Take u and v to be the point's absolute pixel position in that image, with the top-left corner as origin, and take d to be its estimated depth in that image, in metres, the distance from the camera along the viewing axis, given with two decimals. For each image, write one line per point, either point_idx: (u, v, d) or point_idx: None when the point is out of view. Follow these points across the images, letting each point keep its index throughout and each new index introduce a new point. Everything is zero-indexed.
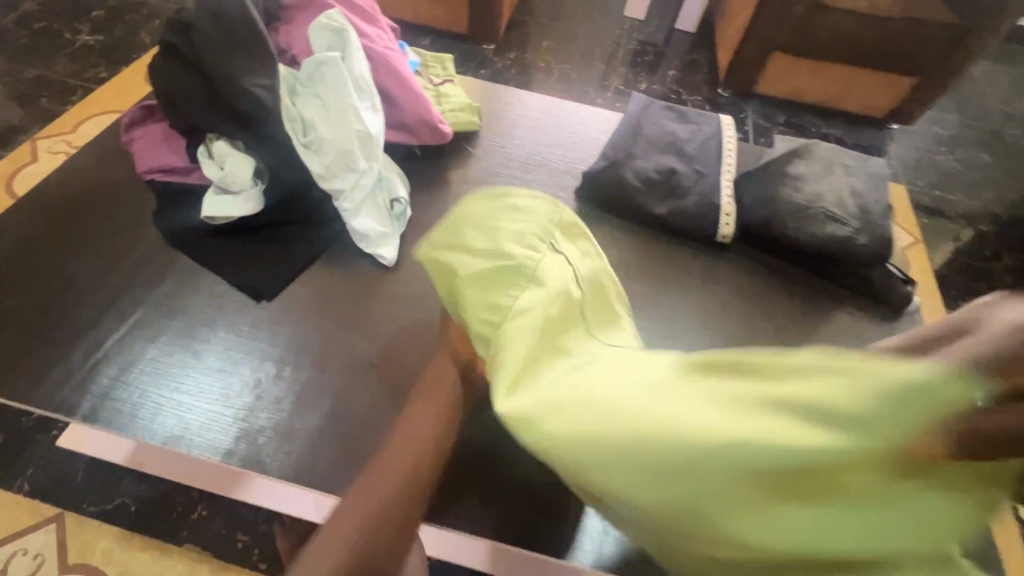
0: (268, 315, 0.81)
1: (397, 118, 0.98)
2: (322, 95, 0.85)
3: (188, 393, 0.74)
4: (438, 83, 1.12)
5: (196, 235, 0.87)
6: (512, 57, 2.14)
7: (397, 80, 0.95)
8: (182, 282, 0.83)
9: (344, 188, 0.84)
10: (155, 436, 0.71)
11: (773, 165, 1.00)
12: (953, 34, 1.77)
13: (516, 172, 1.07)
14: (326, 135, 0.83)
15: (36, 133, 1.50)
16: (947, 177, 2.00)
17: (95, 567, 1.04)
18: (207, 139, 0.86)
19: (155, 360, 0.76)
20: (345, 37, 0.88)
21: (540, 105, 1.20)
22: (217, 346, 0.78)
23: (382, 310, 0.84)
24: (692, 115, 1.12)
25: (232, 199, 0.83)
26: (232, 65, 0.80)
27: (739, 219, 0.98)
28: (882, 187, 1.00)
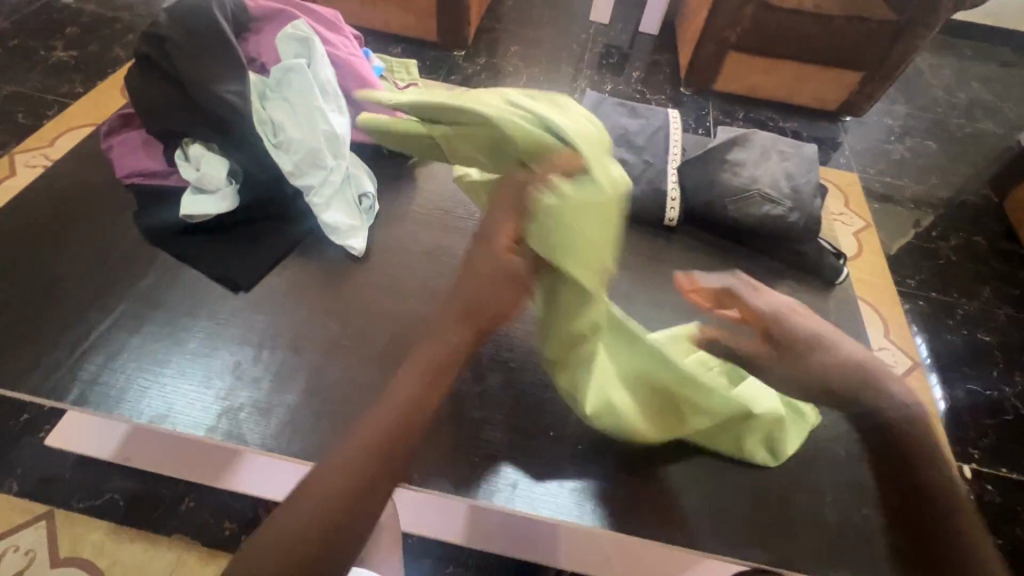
0: (246, 304, 0.88)
1: (363, 120, 1.04)
2: (290, 99, 0.92)
3: (173, 375, 0.79)
4: (403, 87, 1.19)
5: (175, 234, 0.92)
6: (482, 62, 2.22)
7: (362, 85, 1.02)
8: (162, 276, 0.89)
9: (314, 183, 0.91)
10: (141, 415, 0.76)
11: (714, 151, 1.08)
12: (891, 30, 1.89)
13: None
14: (294, 135, 0.90)
15: (14, 147, 1.53)
16: (898, 163, 2.07)
17: (84, 559, 1.07)
18: (183, 143, 0.91)
19: (140, 348, 0.82)
20: (310, 46, 0.95)
21: None
22: (199, 333, 0.84)
23: (353, 297, 0.90)
24: (641, 110, 1.21)
25: (208, 197, 0.89)
26: (205, 73, 0.86)
27: (683, 203, 1.06)
28: (814, 170, 1.09)
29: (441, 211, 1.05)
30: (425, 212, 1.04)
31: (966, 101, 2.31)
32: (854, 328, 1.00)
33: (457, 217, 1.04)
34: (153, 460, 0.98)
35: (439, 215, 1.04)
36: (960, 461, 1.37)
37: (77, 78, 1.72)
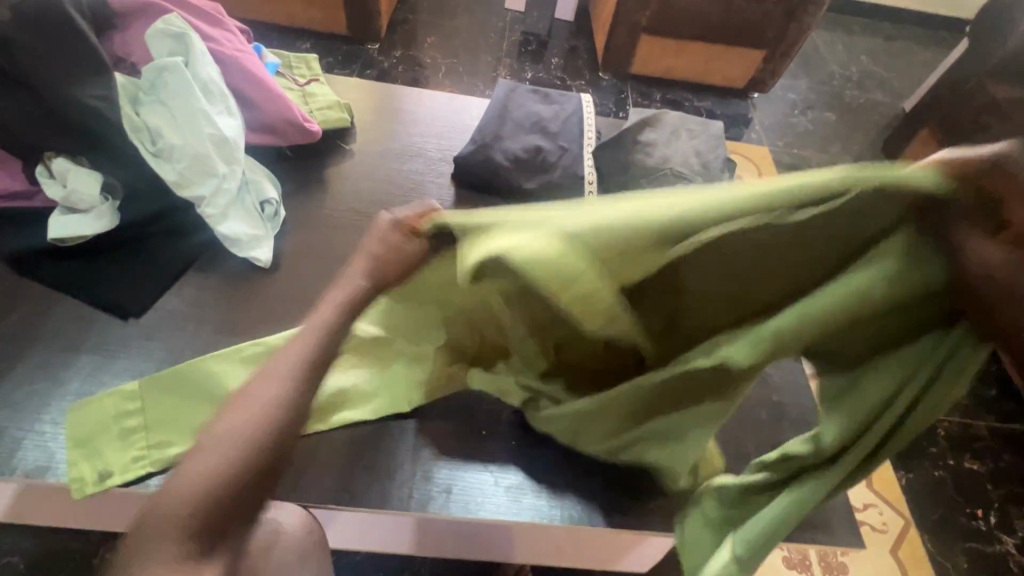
0: (138, 331, 0.80)
1: (260, 121, 0.97)
2: (167, 102, 0.83)
3: (51, 420, 0.71)
4: (303, 83, 1.11)
5: (46, 259, 0.82)
6: (398, 55, 2.14)
7: (253, 82, 0.94)
8: (32, 312, 0.79)
9: (205, 194, 0.83)
10: (14, 470, 0.67)
11: (627, 134, 1.09)
12: (789, 8, 1.98)
13: (392, 164, 1.09)
14: (175, 142, 0.82)
15: None
16: (804, 135, 2.19)
17: None
18: (45, 157, 0.81)
19: (10, 392, 0.73)
20: (186, 42, 0.86)
21: (411, 96, 1.22)
22: (80, 370, 0.75)
23: (260, 310, 0.84)
24: (555, 96, 1.20)
25: (81, 218, 0.80)
26: (60, 74, 0.76)
27: (601, 186, 1.07)
28: (722, 146, 1.12)
29: (355, 213, 0.99)
30: (338, 215, 0.98)
31: (858, 74, 2.49)
32: None
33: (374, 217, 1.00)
34: (45, 511, 0.86)
35: (354, 216, 0.99)
36: None
37: None
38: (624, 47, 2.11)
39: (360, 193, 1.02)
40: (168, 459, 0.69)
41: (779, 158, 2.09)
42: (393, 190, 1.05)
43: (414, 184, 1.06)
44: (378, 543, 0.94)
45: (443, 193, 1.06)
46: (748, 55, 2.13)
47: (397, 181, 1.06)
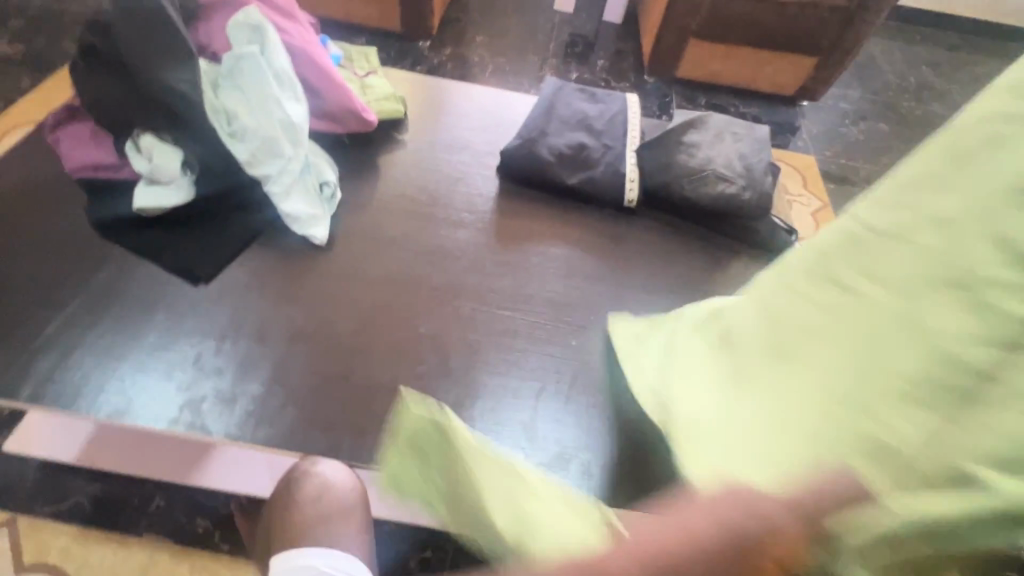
0: (207, 296, 0.87)
1: (322, 108, 1.04)
2: (243, 88, 0.90)
3: (130, 369, 0.79)
4: (363, 75, 1.18)
5: (129, 226, 0.90)
6: (447, 53, 2.21)
7: (318, 72, 1.01)
8: (115, 271, 0.87)
9: (272, 173, 0.90)
10: (99, 412, 0.76)
11: (671, 136, 1.12)
12: (844, 16, 1.95)
13: (442, 154, 1.14)
14: (249, 124, 0.88)
15: None
16: (854, 145, 2.14)
17: (51, 564, 1.06)
18: (134, 133, 0.89)
19: (93, 342, 0.81)
20: (263, 34, 0.93)
21: (461, 91, 1.27)
22: (154, 326, 0.83)
23: (316, 285, 0.91)
24: (601, 95, 1.23)
25: (164, 190, 0.88)
26: (152, 61, 0.84)
27: (642, 184, 1.09)
28: (767, 151, 1.13)
29: (405, 199, 1.05)
30: (389, 199, 1.04)
31: (915, 85, 2.40)
32: None
33: (423, 204, 1.05)
34: (115, 457, 1.10)
35: (403, 202, 1.04)
36: None
37: (16, 54, 1.66)
38: (673, 50, 2.11)
39: (409, 180, 1.08)
40: (237, 411, 0.78)
41: (825, 167, 2.04)
42: (441, 178, 1.10)
43: (461, 174, 1.11)
44: (406, 514, 0.97)
45: (488, 184, 1.11)
46: (799, 61, 2.09)
47: (446, 170, 1.12)
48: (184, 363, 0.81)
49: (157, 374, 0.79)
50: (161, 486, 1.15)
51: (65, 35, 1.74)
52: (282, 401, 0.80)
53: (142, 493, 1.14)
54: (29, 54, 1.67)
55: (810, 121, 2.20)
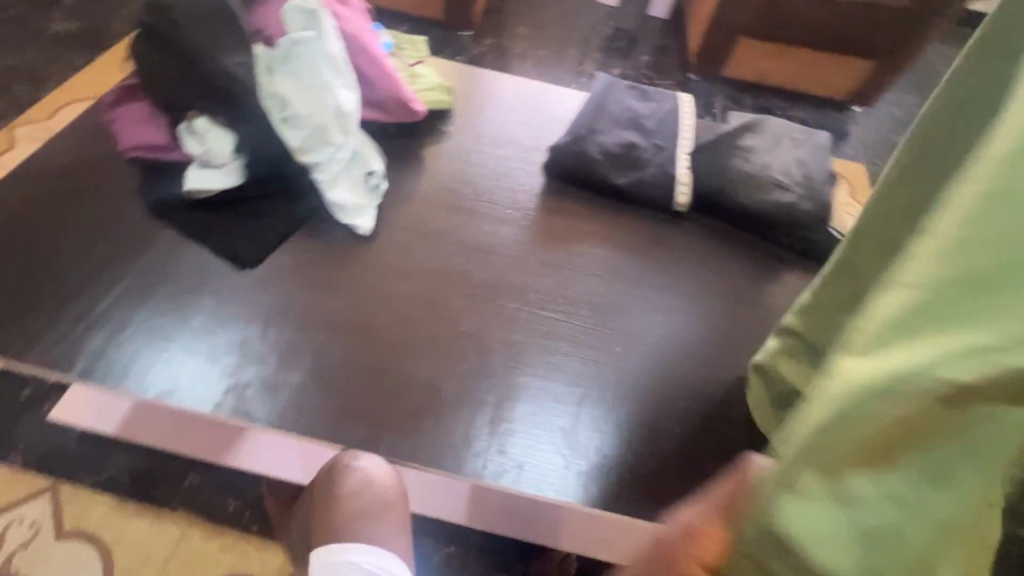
0: (252, 281, 0.87)
1: (371, 96, 1.03)
2: (296, 74, 0.89)
3: (177, 350, 0.80)
4: (411, 65, 1.17)
5: (179, 207, 0.91)
6: (489, 43, 2.17)
7: (370, 59, 1.00)
8: (166, 251, 0.88)
9: (321, 161, 0.90)
10: (147, 391, 0.77)
11: (726, 138, 1.08)
12: (907, 19, 1.85)
13: (488, 148, 1.12)
14: (301, 111, 0.88)
15: (12, 117, 1.49)
16: None
17: (91, 532, 1.09)
18: (187, 116, 0.90)
19: (142, 321, 0.82)
20: (317, 18, 0.92)
21: (508, 83, 1.25)
22: (202, 308, 0.84)
23: (359, 275, 0.90)
24: (653, 93, 1.19)
25: (216, 173, 0.89)
26: (211, 44, 0.85)
27: (693, 187, 1.05)
28: (827, 158, 1.08)
29: (449, 192, 1.03)
30: (433, 191, 1.03)
31: None
32: None
33: (467, 198, 1.03)
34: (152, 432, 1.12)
35: (448, 196, 1.03)
36: None
37: (72, 31, 1.70)
38: (722, 48, 2.04)
39: (454, 173, 1.06)
40: (279, 398, 0.78)
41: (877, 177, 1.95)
42: (486, 172, 1.08)
43: (506, 169, 1.09)
44: (434, 510, 0.97)
45: (533, 180, 1.08)
46: (855, 65, 2.00)
47: (491, 165, 1.09)
48: (229, 346, 0.81)
49: (203, 356, 0.80)
50: (195, 464, 1.17)
51: (119, 14, 1.77)
52: (322, 391, 0.80)
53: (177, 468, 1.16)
54: (84, 31, 1.70)
55: (863, 127, 2.10)
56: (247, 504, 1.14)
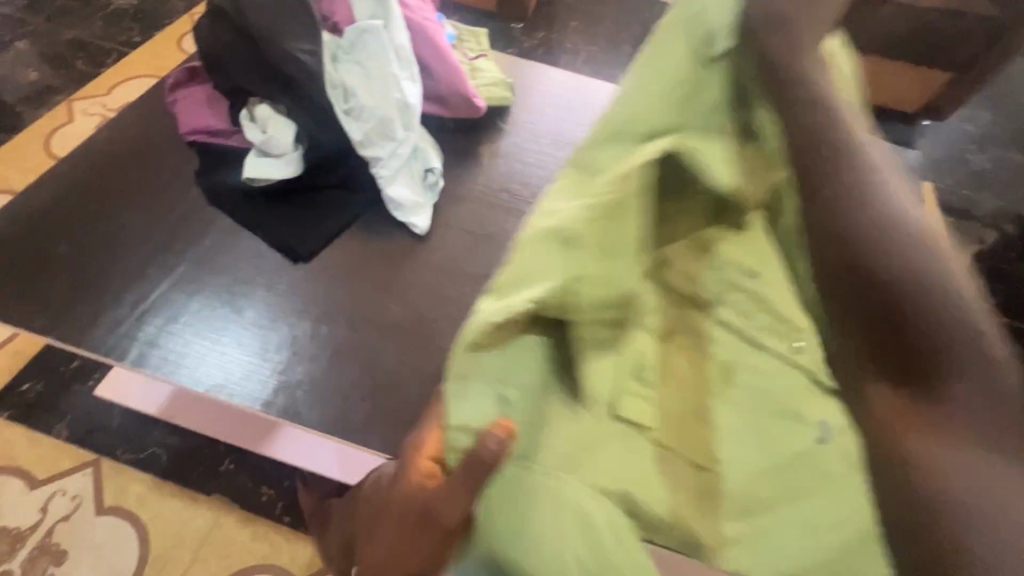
0: (305, 275, 0.85)
1: (433, 89, 0.99)
2: (363, 64, 0.86)
3: (229, 343, 0.78)
4: (473, 58, 1.13)
5: (235, 196, 0.89)
6: (541, 36, 2.11)
7: (435, 52, 0.97)
8: (220, 240, 0.87)
9: (382, 156, 0.87)
10: (198, 384, 0.75)
11: None
12: None
13: (547, 149, 1.07)
14: (366, 103, 0.85)
15: (72, 92, 1.50)
16: None
17: (128, 510, 1.10)
18: (250, 102, 0.88)
19: (196, 311, 0.81)
20: (387, 6, 0.89)
21: (570, 81, 1.19)
22: (256, 301, 0.82)
23: (412, 277, 0.87)
24: None
25: (273, 162, 0.87)
26: (279, 30, 0.83)
27: None
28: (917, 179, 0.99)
29: (507, 193, 0.99)
30: (491, 192, 0.99)
31: None
32: None
33: (524, 201, 0.99)
34: (193, 417, 1.16)
35: (505, 197, 0.99)
36: None
37: (131, 7, 1.71)
38: None
39: (512, 174, 1.02)
40: (329, 402, 0.76)
41: None
42: (545, 174, 1.03)
43: None
44: None
45: None
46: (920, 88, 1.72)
47: (550, 167, 1.05)
48: (280, 344, 0.79)
49: (254, 352, 0.78)
50: (231, 450, 1.17)
51: None
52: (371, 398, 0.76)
53: (214, 453, 1.16)
54: (142, 7, 1.71)
55: None
56: (281, 496, 1.14)
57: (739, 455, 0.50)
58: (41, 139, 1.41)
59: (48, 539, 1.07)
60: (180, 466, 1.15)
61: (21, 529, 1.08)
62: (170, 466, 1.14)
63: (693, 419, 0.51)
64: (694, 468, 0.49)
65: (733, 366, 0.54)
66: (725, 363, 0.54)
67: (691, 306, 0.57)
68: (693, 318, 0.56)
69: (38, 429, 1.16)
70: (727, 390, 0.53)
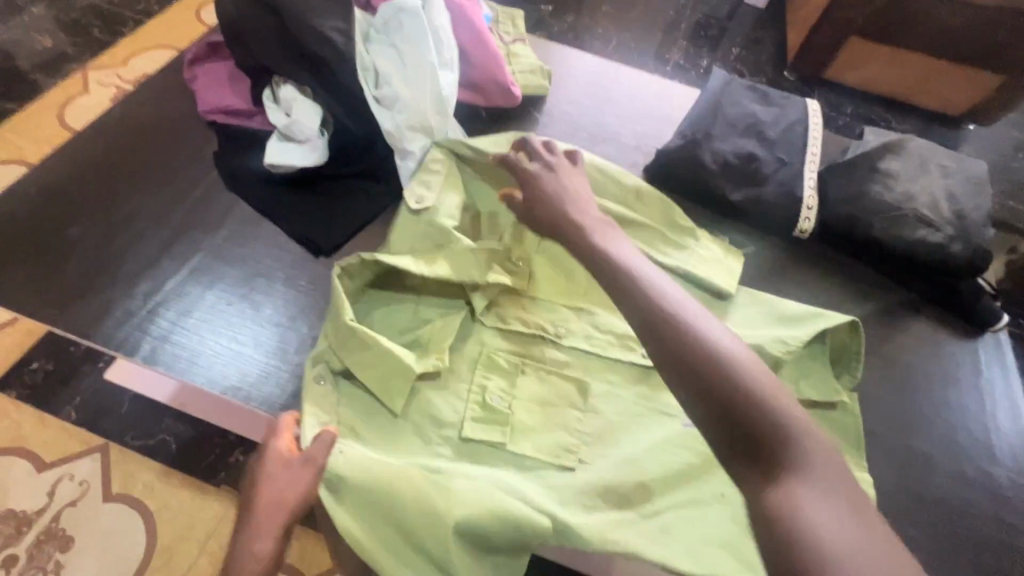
0: (326, 271, 0.80)
1: (468, 75, 0.93)
2: (397, 45, 0.80)
3: (246, 342, 0.74)
4: (509, 42, 1.06)
5: (255, 182, 0.84)
6: None
7: (473, 35, 0.90)
8: (238, 229, 0.82)
9: (412, 146, 0.81)
10: (213, 384, 0.71)
11: (863, 160, 0.93)
12: None
13: (585, 144, 1.01)
14: (399, 88, 0.79)
15: (87, 61, 1.45)
16: None
17: (136, 498, 1.07)
18: (273, 82, 0.83)
19: (212, 305, 0.76)
20: None
21: (610, 70, 1.12)
22: (274, 297, 0.78)
23: None
24: (776, 96, 1.03)
25: (297, 148, 0.81)
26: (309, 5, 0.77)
27: (821, 214, 0.91)
28: (985, 193, 0.91)
29: None
30: None
31: None
32: (1003, 389, 0.85)
33: None
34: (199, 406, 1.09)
35: None
36: None
37: None
38: None
39: None
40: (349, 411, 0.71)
41: None
42: None
43: None
44: None
45: None
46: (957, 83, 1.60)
47: None
48: (299, 344, 0.74)
49: (272, 352, 0.74)
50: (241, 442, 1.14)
51: None
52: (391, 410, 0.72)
53: (223, 444, 1.13)
54: None
55: None
56: None
57: (599, 461, 0.72)
58: (55, 110, 1.36)
59: (55, 524, 1.05)
60: (189, 455, 1.11)
61: (28, 513, 1.06)
62: (179, 455, 1.11)
63: (555, 424, 0.73)
64: (555, 463, 0.71)
65: (586, 386, 0.76)
66: (583, 386, 0.76)
67: (539, 340, 0.79)
68: (547, 349, 0.78)
69: (46, 410, 1.14)
70: (584, 411, 0.75)
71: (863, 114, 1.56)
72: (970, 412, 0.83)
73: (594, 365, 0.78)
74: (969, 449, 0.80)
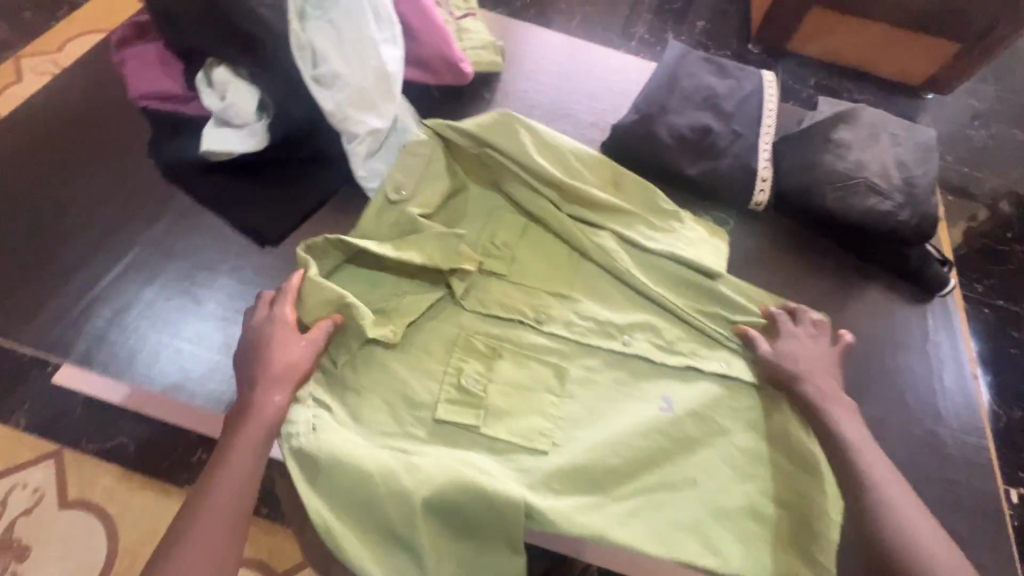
0: (273, 261, 0.77)
1: (415, 53, 0.90)
2: (335, 23, 0.76)
3: (188, 338, 0.71)
4: (459, 17, 1.02)
5: (193, 171, 0.80)
6: None
7: (417, 10, 0.87)
8: (177, 221, 0.78)
9: (357, 128, 0.77)
10: (154, 383, 0.69)
11: (816, 131, 0.93)
12: None
13: (539, 121, 0.99)
14: (339, 69, 0.75)
15: (18, 48, 1.36)
16: None
17: (94, 504, 1.04)
18: (206, 64, 0.78)
19: (151, 301, 0.73)
20: None
21: (564, 44, 1.09)
22: (218, 290, 0.75)
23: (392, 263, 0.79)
24: (732, 68, 1.02)
25: (233, 133, 0.76)
26: None
27: (775, 186, 0.91)
28: (934, 160, 0.93)
29: None
30: None
31: None
32: (951, 351, 0.88)
33: None
34: None
35: None
36: (1007, 485, 1.15)
37: None
38: None
39: None
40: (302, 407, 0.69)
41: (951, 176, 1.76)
42: None
43: None
44: None
45: None
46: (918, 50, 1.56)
47: None
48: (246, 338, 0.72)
49: (217, 348, 0.71)
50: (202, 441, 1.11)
51: None
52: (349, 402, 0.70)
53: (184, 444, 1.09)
54: None
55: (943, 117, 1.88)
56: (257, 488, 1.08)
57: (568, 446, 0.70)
58: None
59: (11, 534, 1.02)
60: (149, 457, 1.08)
61: None
62: (138, 458, 1.08)
63: (514, 407, 0.72)
64: (526, 447, 0.70)
65: (545, 368, 0.75)
66: (561, 370, 0.75)
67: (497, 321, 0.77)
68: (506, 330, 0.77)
69: None
70: (545, 393, 0.74)
71: (824, 85, 1.57)
72: (918, 373, 0.85)
73: (552, 347, 0.77)
74: (917, 410, 0.82)
